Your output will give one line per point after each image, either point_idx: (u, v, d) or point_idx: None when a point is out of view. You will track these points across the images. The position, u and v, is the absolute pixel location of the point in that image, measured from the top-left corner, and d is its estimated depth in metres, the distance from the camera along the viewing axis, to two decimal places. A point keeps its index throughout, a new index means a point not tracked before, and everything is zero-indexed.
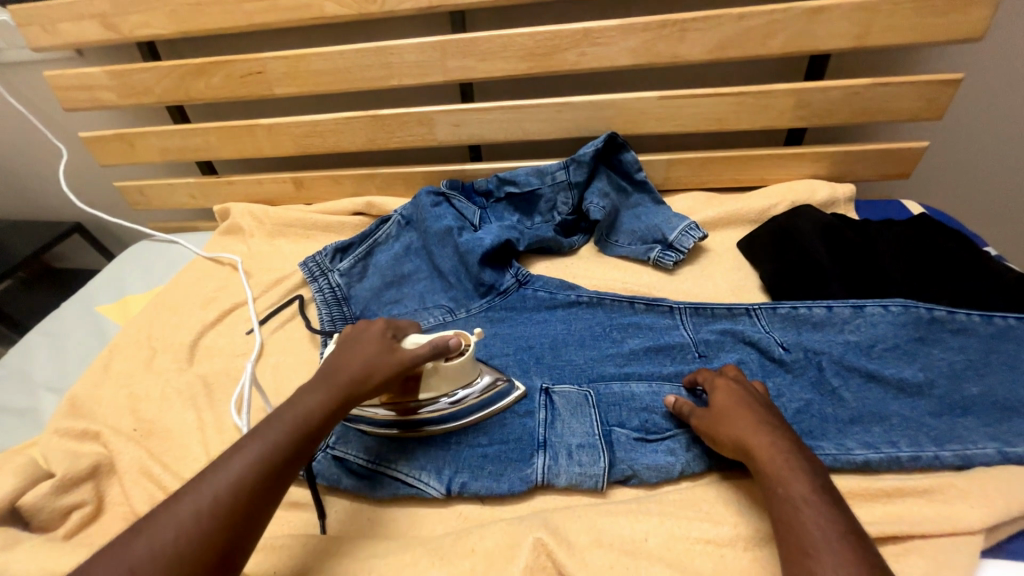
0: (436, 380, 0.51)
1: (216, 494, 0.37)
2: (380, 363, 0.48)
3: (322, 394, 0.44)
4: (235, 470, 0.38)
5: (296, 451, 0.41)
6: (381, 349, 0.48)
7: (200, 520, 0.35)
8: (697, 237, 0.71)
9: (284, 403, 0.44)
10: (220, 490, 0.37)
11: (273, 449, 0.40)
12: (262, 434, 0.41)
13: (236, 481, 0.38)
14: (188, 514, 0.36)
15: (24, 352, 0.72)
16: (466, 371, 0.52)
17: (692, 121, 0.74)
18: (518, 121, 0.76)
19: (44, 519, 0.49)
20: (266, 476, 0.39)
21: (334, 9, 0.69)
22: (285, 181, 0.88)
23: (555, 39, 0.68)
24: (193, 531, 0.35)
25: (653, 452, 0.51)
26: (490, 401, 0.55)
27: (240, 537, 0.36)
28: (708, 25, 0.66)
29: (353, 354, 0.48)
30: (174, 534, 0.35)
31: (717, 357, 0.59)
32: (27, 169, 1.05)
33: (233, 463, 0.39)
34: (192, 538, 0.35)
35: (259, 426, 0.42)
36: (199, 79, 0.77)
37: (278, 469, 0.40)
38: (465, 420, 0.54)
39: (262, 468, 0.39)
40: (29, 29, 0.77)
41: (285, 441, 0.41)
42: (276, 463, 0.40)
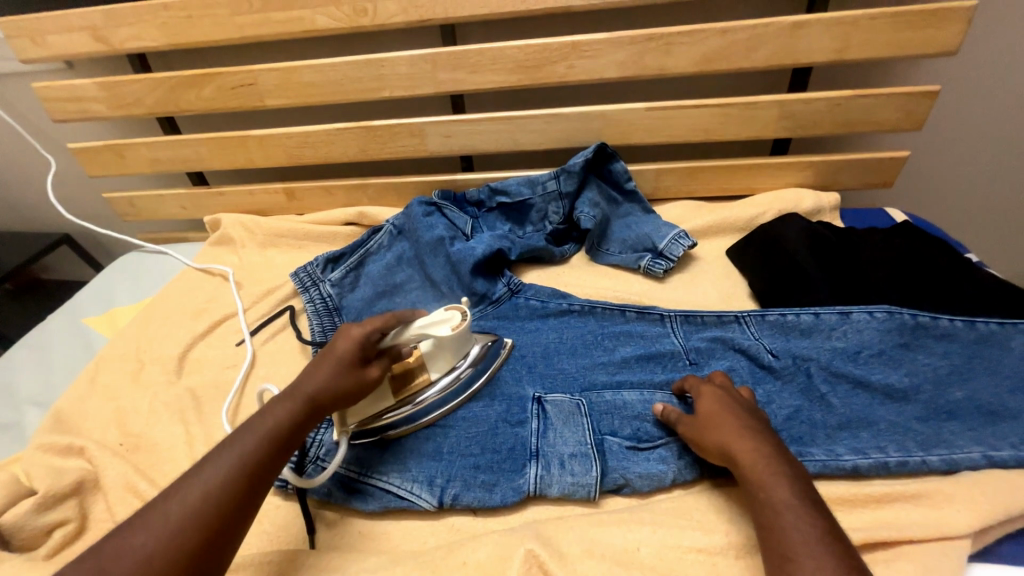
0: (440, 354, 0.54)
1: (190, 505, 0.37)
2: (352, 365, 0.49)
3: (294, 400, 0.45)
4: (208, 480, 0.38)
5: (272, 457, 0.41)
6: (352, 352, 0.49)
7: (174, 531, 0.35)
8: (686, 245, 0.72)
9: (256, 413, 0.44)
10: (192, 500, 0.37)
11: (247, 455, 0.40)
12: (234, 442, 0.41)
13: (210, 489, 0.38)
14: (161, 526, 0.35)
15: (7, 366, 0.71)
16: (464, 342, 0.55)
17: (681, 132, 0.75)
18: (509, 132, 0.77)
19: (26, 538, 0.48)
20: (241, 482, 0.39)
21: (326, 22, 0.70)
22: (277, 192, 0.88)
23: (544, 52, 0.70)
24: (168, 543, 0.35)
25: (645, 461, 0.51)
26: (494, 357, 0.61)
27: (218, 542, 0.36)
28: (694, 39, 0.67)
29: (324, 362, 0.48)
30: (148, 546, 0.34)
31: (707, 364, 0.59)
32: (14, 180, 1.04)
33: (208, 469, 0.39)
34: (167, 550, 0.34)
35: (232, 436, 0.42)
36: (190, 91, 0.77)
37: (254, 476, 0.40)
38: (481, 382, 0.58)
39: (236, 475, 0.39)
40: (18, 41, 0.77)
41: (257, 449, 0.41)
42: (251, 470, 0.40)
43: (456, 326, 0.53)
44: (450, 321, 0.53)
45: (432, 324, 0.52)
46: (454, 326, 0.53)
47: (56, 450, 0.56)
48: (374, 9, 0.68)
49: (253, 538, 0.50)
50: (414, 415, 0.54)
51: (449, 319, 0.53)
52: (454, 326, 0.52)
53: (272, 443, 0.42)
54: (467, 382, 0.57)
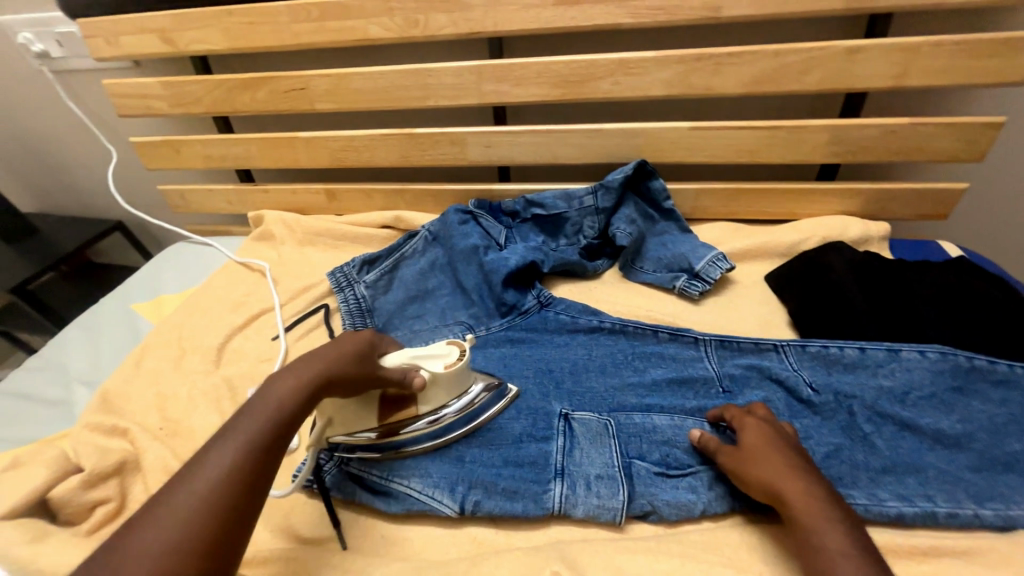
0: (436, 391, 0.51)
1: (197, 497, 0.34)
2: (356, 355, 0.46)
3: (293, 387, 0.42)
4: (215, 471, 0.35)
5: (276, 443, 0.39)
6: (354, 345, 0.47)
7: (179, 528, 0.32)
8: (723, 268, 0.71)
9: (252, 401, 0.41)
10: (197, 493, 0.34)
11: (252, 444, 0.38)
12: (234, 432, 0.38)
13: (218, 480, 0.35)
14: (169, 521, 0.32)
15: (62, 345, 0.75)
16: (461, 380, 0.52)
17: (724, 153, 0.74)
18: (548, 145, 0.77)
19: (71, 513, 0.50)
20: (249, 471, 0.36)
21: (379, 32, 0.72)
22: (318, 192, 0.91)
23: (589, 68, 0.70)
24: (179, 539, 0.32)
25: (674, 489, 0.50)
26: (487, 406, 0.56)
27: (227, 533, 0.34)
28: (744, 60, 0.66)
29: (325, 352, 0.46)
30: (159, 544, 0.31)
31: (742, 393, 0.58)
32: (77, 168, 1.10)
33: (214, 460, 0.36)
34: (181, 546, 0.32)
35: (230, 425, 0.39)
36: (246, 93, 0.81)
37: (260, 466, 0.37)
38: (465, 430, 0.54)
39: (244, 464, 0.36)
40: (94, 41, 0.82)
41: (260, 438, 0.38)
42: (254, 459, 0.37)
43: (449, 363, 0.51)
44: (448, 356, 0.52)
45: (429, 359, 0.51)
46: (448, 362, 0.51)
47: (102, 430, 0.59)
48: (426, 21, 0.70)
49: (279, 534, 0.51)
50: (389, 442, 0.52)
51: (448, 353, 0.52)
52: (446, 363, 0.51)
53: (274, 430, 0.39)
54: (455, 426, 0.54)
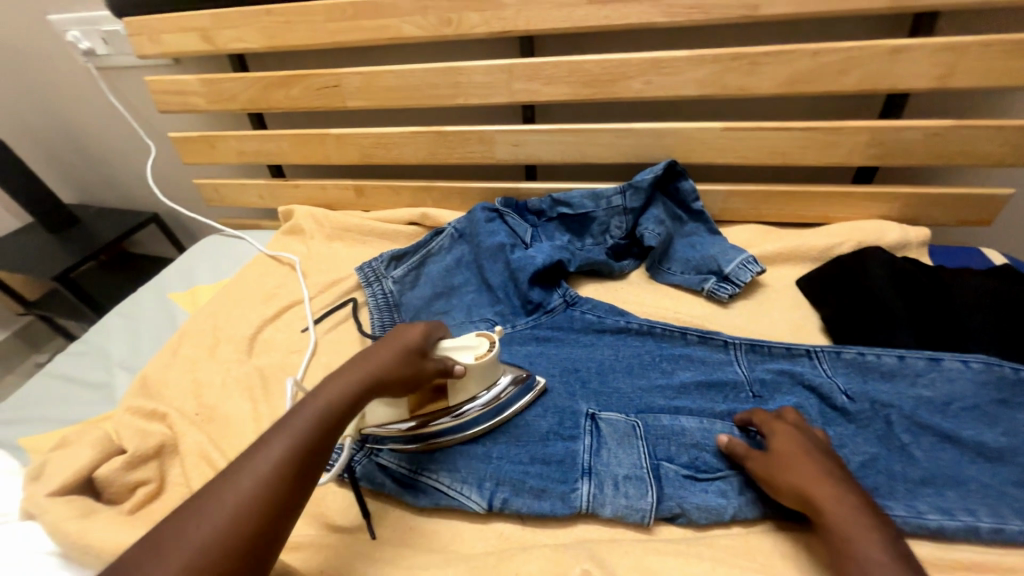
0: (467, 382, 0.52)
1: (241, 498, 0.36)
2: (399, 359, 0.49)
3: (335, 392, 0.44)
4: (271, 460, 0.38)
5: (326, 438, 0.42)
6: (410, 345, 0.50)
7: (235, 512, 0.35)
8: (754, 271, 0.70)
9: (308, 395, 0.44)
10: (248, 485, 0.36)
11: (304, 436, 0.40)
12: (284, 427, 0.41)
13: (273, 470, 0.38)
14: (227, 504, 0.35)
15: (103, 331, 0.78)
16: (491, 372, 0.53)
17: (756, 154, 0.72)
18: (577, 144, 0.77)
19: (115, 492, 0.53)
20: (300, 461, 0.39)
21: (412, 31, 0.73)
22: (347, 188, 0.92)
23: (621, 67, 0.69)
24: (235, 522, 0.34)
25: (703, 492, 0.49)
26: (514, 399, 0.57)
27: (273, 531, 0.36)
28: (781, 60, 0.65)
29: (382, 351, 0.49)
30: (216, 527, 0.34)
31: (773, 398, 0.57)
32: (118, 162, 1.15)
33: (271, 448, 0.39)
34: (236, 530, 0.34)
35: (288, 416, 0.42)
36: (281, 90, 0.83)
37: (310, 459, 0.40)
38: (494, 422, 0.55)
39: (296, 456, 0.39)
40: (138, 39, 0.85)
41: (313, 432, 0.41)
42: (300, 461, 0.39)
43: (479, 355, 0.52)
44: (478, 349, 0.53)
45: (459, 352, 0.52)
46: (477, 354, 0.52)
47: (142, 414, 0.61)
48: (459, 20, 0.71)
49: (311, 522, 0.52)
50: (422, 434, 0.53)
51: (478, 346, 0.53)
52: (476, 354, 0.52)
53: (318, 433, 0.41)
54: (485, 418, 0.55)
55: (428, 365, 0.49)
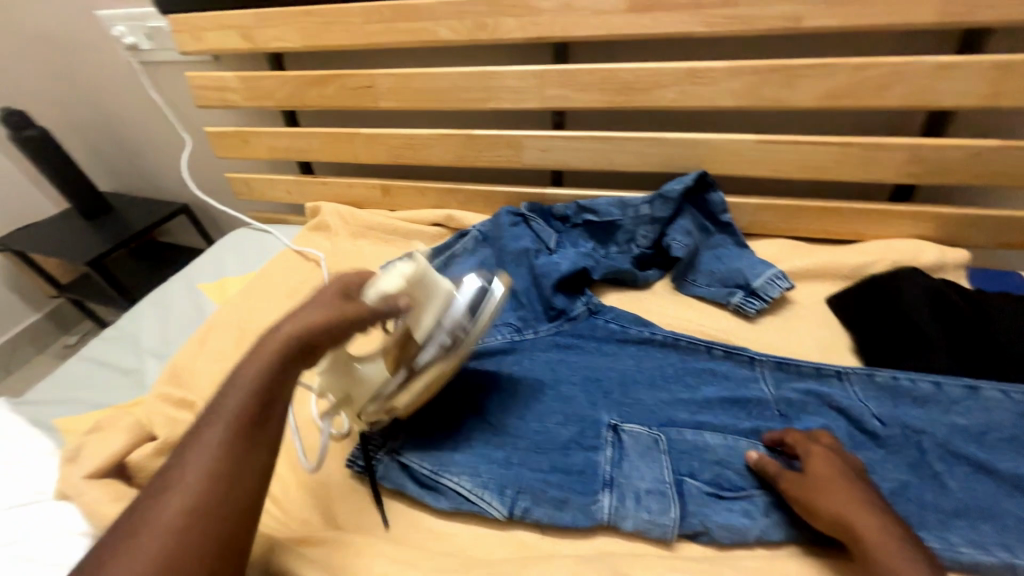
0: (414, 309, 0.49)
1: (181, 499, 0.35)
2: (333, 315, 0.44)
3: (259, 368, 0.41)
4: (208, 448, 0.37)
5: (264, 407, 0.40)
6: (330, 298, 0.46)
7: (185, 503, 0.35)
8: (783, 287, 0.69)
9: (234, 372, 0.41)
10: (192, 476, 0.36)
11: (238, 414, 0.39)
12: (217, 411, 0.39)
13: (213, 456, 0.37)
14: (175, 500, 0.35)
15: (135, 318, 0.80)
16: (427, 288, 0.49)
17: (790, 168, 0.71)
18: (606, 151, 0.77)
19: (145, 477, 0.54)
20: (240, 439, 0.38)
21: (447, 34, 0.74)
22: (374, 187, 0.94)
23: (655, 76, 0.69)
24: (187, 512, 0.35)
25: (727, 511, 0.49)
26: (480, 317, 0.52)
27: (229, 511, 0.36)
28: (820, 73, 0.64)
29: (304, 308, 0.45)
30: (170, 520, 0.34)
31: (800, 419, 0.56)
32: (153, 154, 1.18)
33: (206, 436, 0.38)
34: (190, 519, 0.35)
35: (219, 397, 0.40)
36: (315, 89, 0.84)
37: (248, 434, 0.38)
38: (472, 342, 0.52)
39: (232, 436, 0.38)
40: (180, 36, 0.87)
41: (246, 406, 0.39)
42: (239, 441, 0.38)
43: (406, 276, 0.48)
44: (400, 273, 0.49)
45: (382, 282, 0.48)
46: (403, 277, 0.48)
47: (172, 402, 0.62)
48: (494, 24, 0.71)
49: (332, 517, 0.52)
50: (415, 377, 0.51)
51: (399, 270, 0.49)
52: (403, 278, 0.48)
53: (252, 415, 0.39)
54: (460, 336, 0.51)
55: (358, 306, 0.46)
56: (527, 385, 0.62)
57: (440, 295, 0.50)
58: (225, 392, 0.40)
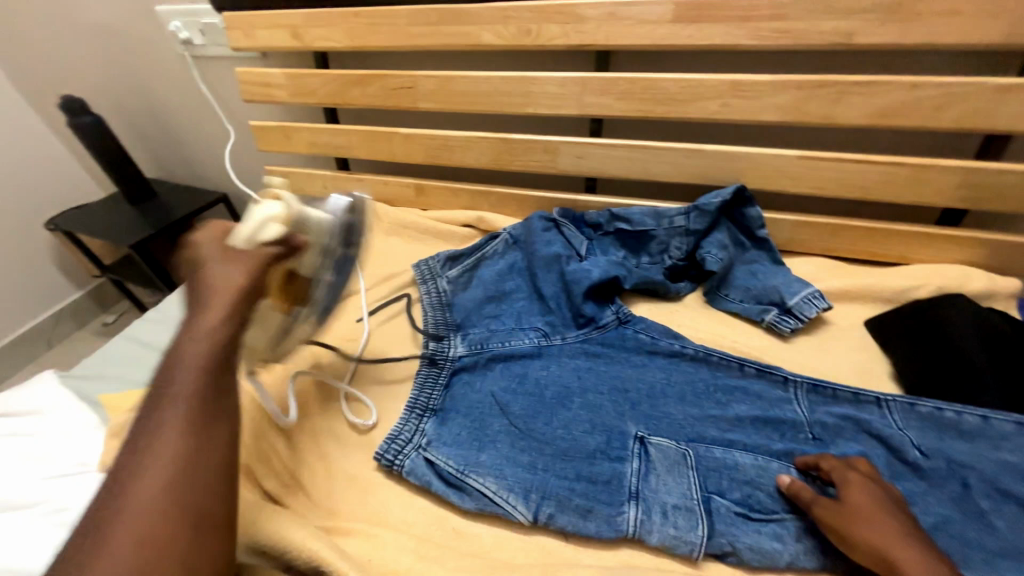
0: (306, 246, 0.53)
1: (164, 472, 0.36)
2: (252, 270, 0.46)
3: (205, 342, 0.41)
4: (175, 423, 0.38)
5: (221, 371, 0.41)
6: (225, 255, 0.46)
7: (169, 475, 0.36)
8: (820, 307, 0.67)
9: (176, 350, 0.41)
10: (167, 451, 0.37)
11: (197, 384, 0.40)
12: (173, 387, 0.39)
13: (186, 427, 0.38)
14: (156, 477, 0.36)
15: (175, 301, 0.83)
16: (308, 222, 0.55)
17: (834, 186, 0.70)
18: (643, 161, 0.76)
19: None
20: (205, 406, 0.39)
21: (491, 39, 0.74)
22: (407, 186, 0.95)
23: (699, 88, 0.68)
24: (175, 481, 0.36)
25: (757, 534, 0.48)
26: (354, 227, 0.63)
27: (216, 469, 0.38)
28: (872, 91, 0.62)
29: (215, 274, 0.45)
30: (157, 492, 0.35)
31: (834, 444, 0.54)
32: (198, 144, 1.23)
33: (168, 414, 0.38)
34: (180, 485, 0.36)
35: (168, 376, 0.40)
36: (358, 88, 0.86)
37: (213, 398, 0.40)
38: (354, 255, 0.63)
39: (196, 405, 0.39)
40: (233, 32, 0.90)
41: (204, 375, 0.40)
42: (206, 407, 0.39)
43: (277, 216, 0.51)
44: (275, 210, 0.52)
45: (260, 227, 0.49)
46: (276, 217, 0.51)
47: None
48: (539, 30, 0.72)
49: (358, 508, 0.53)
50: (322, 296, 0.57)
51: (272, 208, 0.53)
52: (274, 218, 0.51)
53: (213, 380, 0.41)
54: (342, 246, 0.60)
55: (259, 249, 0.47)
56: (553, 391, 0.62)
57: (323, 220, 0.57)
58: (172, 371, 0.40)
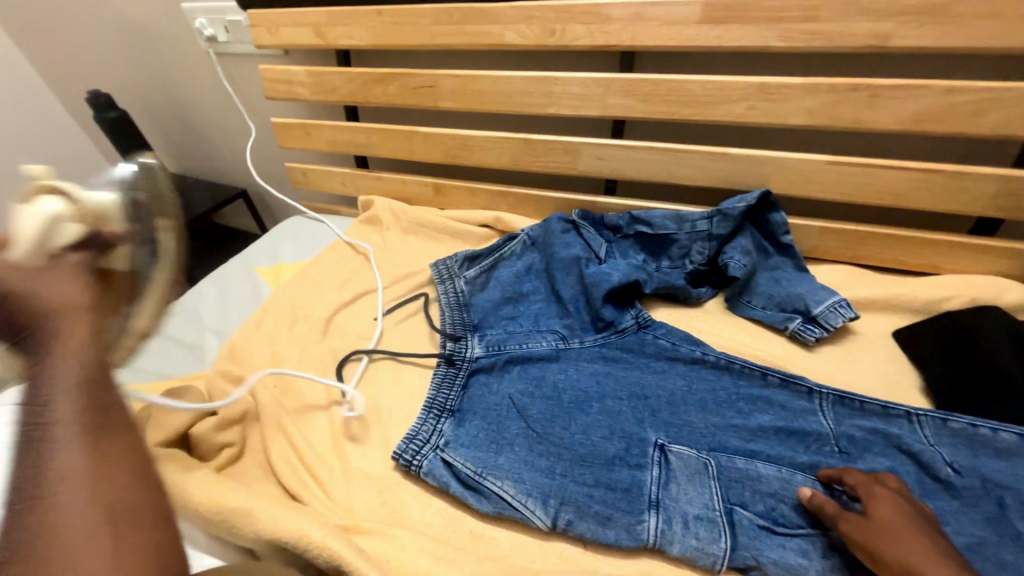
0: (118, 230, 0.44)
1: (78, 487, 0.34)
2: (84, 281, 0.40)
3: (69, 356, 0.37)
4: (61, 442, 0.34)
5: (97, 381, 0.37)
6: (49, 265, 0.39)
7: (87, 486, 0.34)
8: (847, 317, 0.65)
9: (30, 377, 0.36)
10: (67, 469, 0.34)
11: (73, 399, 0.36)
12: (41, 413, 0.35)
13: (75, 442, 0.35)
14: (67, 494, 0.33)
15: (196, 295, 0.84)
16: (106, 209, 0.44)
17: (863, 192, 0.68)
18: (666, 163, 0.75)
19: (205, 450, 0.57)
20: (93, 416, 0.36)
21: (514, 38, 0.74)
22: (426, 185, 0.95)
23: (726, 90, 0.67)
24: (93, 489, 0.34)
25: (781, 548, 0.46)
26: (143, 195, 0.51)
27: (129, 468, 0.36)
28: (907, 95, 0.61)
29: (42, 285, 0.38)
30: (80, 503, 0.33)
31: (861, 458, 0.53)
32: (220, 140, 1.24)
33: (49, 436, 0.34)
34: (100, 492, 0.34)
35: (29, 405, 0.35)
36: (379, 86, 0.86)
37: (98, 409, 0.37)
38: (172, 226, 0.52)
39: (81, 418, 0.35)
40: (257, 30, 0.91)
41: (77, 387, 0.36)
42: (92, 418, 0.36)
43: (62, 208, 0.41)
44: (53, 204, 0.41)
45: (49, 228, 0.40)
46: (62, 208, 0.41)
47: (230, 379, 0.65)
48: (563, 31, 0.71)
49: (375, 507, 0.53)
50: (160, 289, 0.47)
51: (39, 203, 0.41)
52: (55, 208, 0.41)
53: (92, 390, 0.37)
54: (152, 226, 0.48)
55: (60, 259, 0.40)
56: (571, 396, 0.61)
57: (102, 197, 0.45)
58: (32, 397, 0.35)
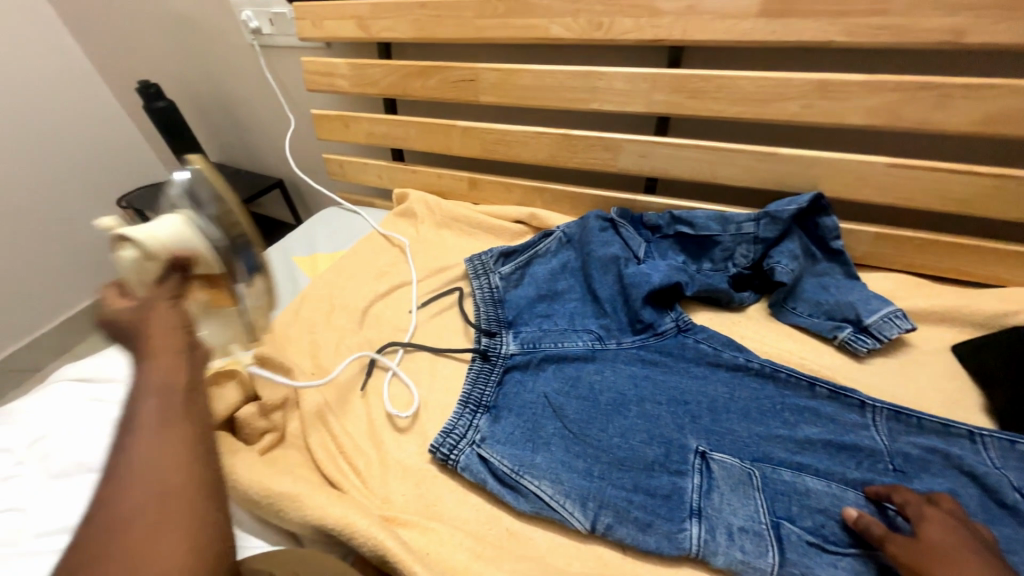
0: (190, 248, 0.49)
1: (144, 470, 0.31)
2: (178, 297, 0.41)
3: (158, 344, 0.37)
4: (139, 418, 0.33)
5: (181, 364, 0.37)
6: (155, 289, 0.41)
7: (151, 465, 0.31)
8: (902, 328, 0.62)
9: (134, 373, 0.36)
10: (138, 451, 0.32)
11: (160, 378, 0.36)
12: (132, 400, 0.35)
13: (150, 421, 0.33)
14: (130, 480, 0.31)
15: None
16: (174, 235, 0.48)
17: (924, 198, 0.64)
18: (711, 162, 0.73)
19: (248, 434, 0.58)
20: (173, 394, 0.35)
21: (559, 32, 0.73)
22: (461, 180, 0.95)
23: (781, 87, 0.64)
24: (158, 469, 0.31)
25: (831, 567, 0.45)
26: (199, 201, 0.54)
27: (199, 449, 0.34)
28: (981, 95, 0.57)
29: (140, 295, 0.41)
30: (145, 482, 0.31)
31: (918, 477, 0.50)
32: (260, 130, 1.27)
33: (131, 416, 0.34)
34: (164, 472, 0.31)
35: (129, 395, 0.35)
36: (419, 79, 0.86)
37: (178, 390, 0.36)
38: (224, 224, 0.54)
39: (161, 396, 0.35)
40: (302, 22, 0.92)
41: (165, 369, 0.36)
42: (172, 397, 0.35)
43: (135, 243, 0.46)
44: (163, 235, 0.48)
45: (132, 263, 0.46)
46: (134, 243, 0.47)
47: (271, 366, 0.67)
48: (610, 24, 0.69)
49: (412, 499, 0.54)
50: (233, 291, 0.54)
51: (162, 227, 0.48)
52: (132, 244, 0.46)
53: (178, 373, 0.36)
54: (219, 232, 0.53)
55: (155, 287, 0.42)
56: (608, 398, 0.60)
57: (210, 236, 0.50)
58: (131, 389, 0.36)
